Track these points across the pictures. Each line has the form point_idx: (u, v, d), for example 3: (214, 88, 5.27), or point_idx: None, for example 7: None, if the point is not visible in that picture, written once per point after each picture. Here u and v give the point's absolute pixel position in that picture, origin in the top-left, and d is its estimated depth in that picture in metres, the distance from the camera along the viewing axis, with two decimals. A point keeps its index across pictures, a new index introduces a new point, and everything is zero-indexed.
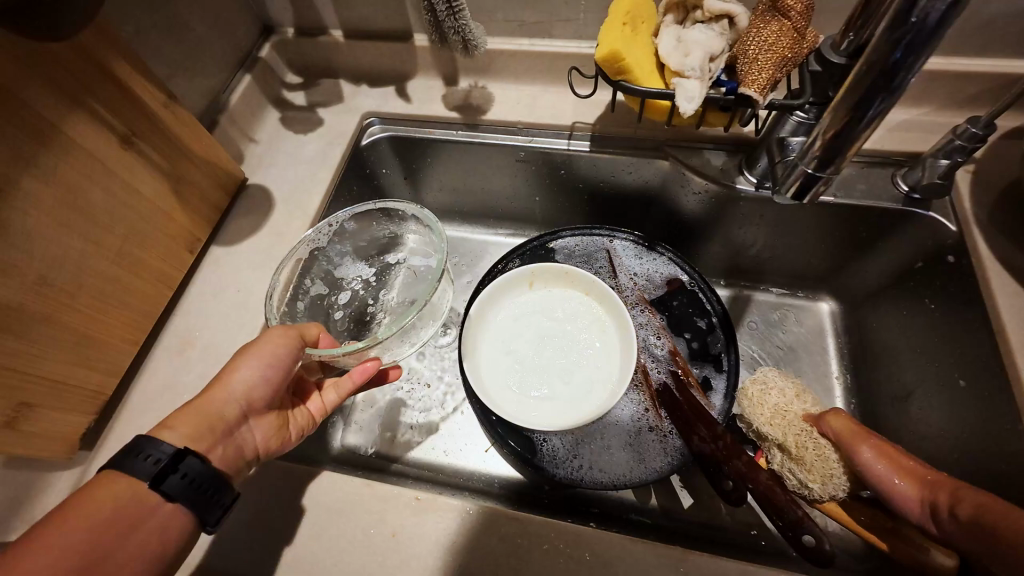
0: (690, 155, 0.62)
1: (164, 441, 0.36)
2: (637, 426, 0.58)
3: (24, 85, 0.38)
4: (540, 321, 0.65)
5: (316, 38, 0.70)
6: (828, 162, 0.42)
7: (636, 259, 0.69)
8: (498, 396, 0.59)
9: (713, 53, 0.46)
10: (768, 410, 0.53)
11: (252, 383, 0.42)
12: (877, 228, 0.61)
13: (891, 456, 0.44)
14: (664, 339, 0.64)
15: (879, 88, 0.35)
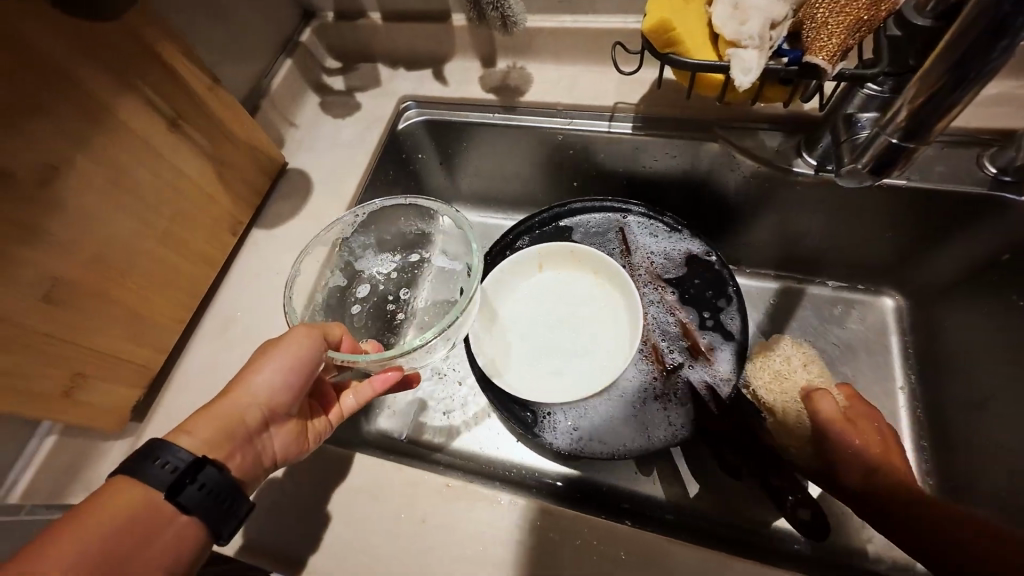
0: (742, 136, 0.58)
1: (182, 447, 0.35)
2: (643, 397, 0.58)
3: (77, 65, 0.40)
4: (547, 301, 0.66)
5: (355, 21, 0.69)
6: (914, 135, 0.37)
7: (653, 238, 0.66)
8: (505, 370, 0.61)
9: (775, 19, 0.42)
10: (770, 375, 0.63)
11: (274, 387, 0.41)
12: (955, 216, 0.54)
13: (862, 439, 0.56)
14: (674, 314, 0.63)
15: (980, 47, 0.31)
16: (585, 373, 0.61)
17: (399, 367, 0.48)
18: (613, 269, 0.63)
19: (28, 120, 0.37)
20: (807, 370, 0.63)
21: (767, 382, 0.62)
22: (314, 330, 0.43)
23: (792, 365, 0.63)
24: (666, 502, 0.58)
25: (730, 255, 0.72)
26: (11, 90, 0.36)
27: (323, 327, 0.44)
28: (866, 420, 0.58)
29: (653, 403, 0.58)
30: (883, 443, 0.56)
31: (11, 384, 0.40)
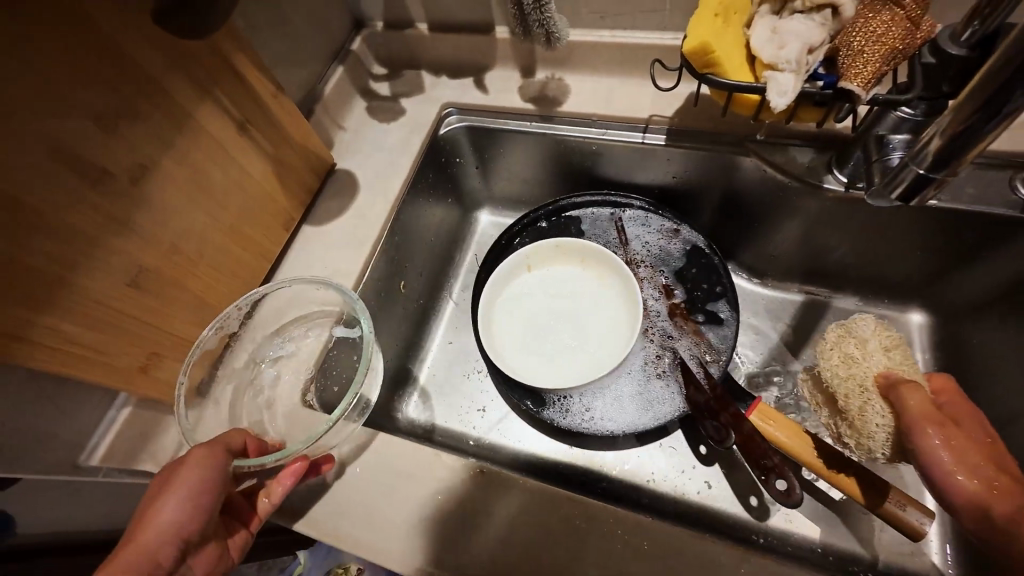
0: (774, 151, 0.60)
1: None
2: (646, 374, 0.63)
3: (170, 77, 0.44)
4: (543, 296, 0.70)
5: (403, 31, 0.73)
6: (941, 165, 0.38)
7: (643, 225, 0.71)
8: (514, 361, 0.65)
9: (812, 44, 0.43)
10: (842, 359, 0.54)
11: (182, 519, 0.39)
12: (985, 237, 0.55)
13: (958, 444, 0.45)
14: (661, 293, 0.68)
15: (1014, 82, 0.32)
16: (586, 359, 0.65)
17: (305, 456, 0.48)
18: (600, 253, 0.67)
19: (118, 124, 0.41)
20: (884, 358, 0.53)
21: (835, 366, 0.54)
22: (214, 448, 0.43)
23: (869, 349, 0.53)
24: (674, 497, 0.62)
25: (756, 266, 0.73)
26: (88, 97, 0.39)
27: (217, 442, 0.44)
28: (959, 413, 0.49)
29: (652, 381, 0.63)
30: (985, 444, 0.46)
31: (100, 358, 0.45)
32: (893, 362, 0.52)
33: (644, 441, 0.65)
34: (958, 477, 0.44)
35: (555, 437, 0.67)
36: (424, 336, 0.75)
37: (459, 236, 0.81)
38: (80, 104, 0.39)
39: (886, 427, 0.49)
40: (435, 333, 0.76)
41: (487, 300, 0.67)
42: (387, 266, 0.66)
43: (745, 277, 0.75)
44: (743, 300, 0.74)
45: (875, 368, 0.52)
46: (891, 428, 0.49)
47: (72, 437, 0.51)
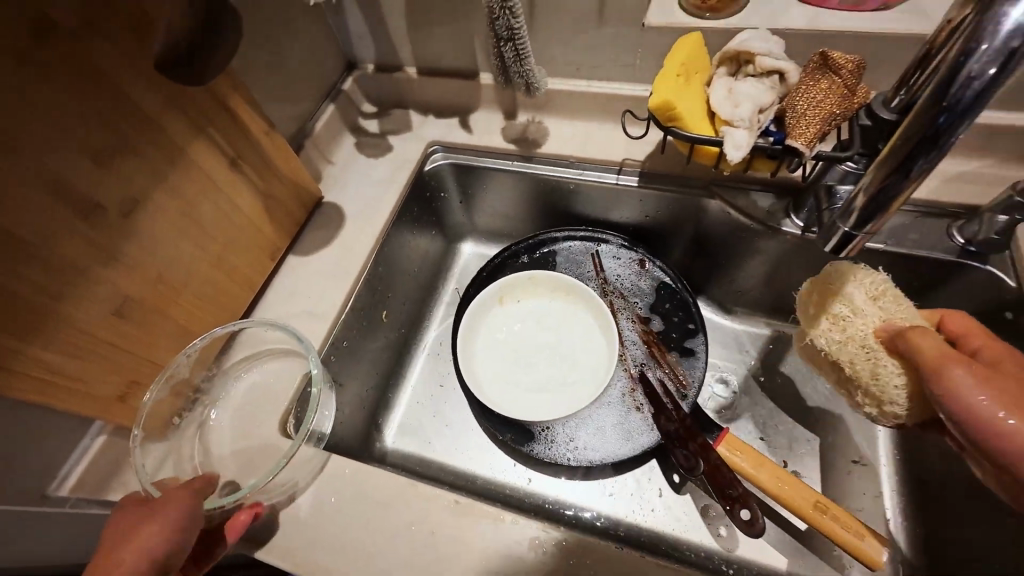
0: (736, 196, 0.64)
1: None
2: (627, 405, 0.65)
3: (166, 118, 0.47)
4: (517, 328, 0.72)
5: (393, 74, 0.77)
6: (862, 222, 0.39)
7: (615, 260, 0.74)
8: (494, 393, 0.67)
9: (761, 106, 0.49)
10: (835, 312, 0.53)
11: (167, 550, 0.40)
12: (929, 279, 0.60)
13: (996, 381, 0.40)
14: (637, 324, 0.71)
15: (922, 150, 0.32)
16: (565, 388, 0.67)
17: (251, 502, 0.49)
18: (570, 286, 0.71)
19: (113, 160, 0.43)
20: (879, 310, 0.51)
21: (830, 332, 0.53)
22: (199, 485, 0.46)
23: (858, 304, 0.52)
24: (647, 529, 0.63)
25: (725, 300, 0.77)
26: (87, 136, 0.41)
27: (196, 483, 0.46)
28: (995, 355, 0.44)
29: (631, 411, 0.65)
30: None
31: (77, 386, 0.45)
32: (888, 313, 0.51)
33: (621, 474, 0.66)
34: (1009, 421, 0.38)
35: (537, 469, 0.68)
36: (404, 365, 0.77)
37: (442, 267, 0.83)
38: (78, 142, 0.40)
39: (903, 385, 0.48)
40: (417, 362, 0.78)
41: (467, 328, 0.69)
42: (369, 296, 0.67)
43: (714, 310, 0.79)
44: (713, 334, 0.78)
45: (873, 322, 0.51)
46: (908, 385, 0.48)
47: (43, 467, 0.51)
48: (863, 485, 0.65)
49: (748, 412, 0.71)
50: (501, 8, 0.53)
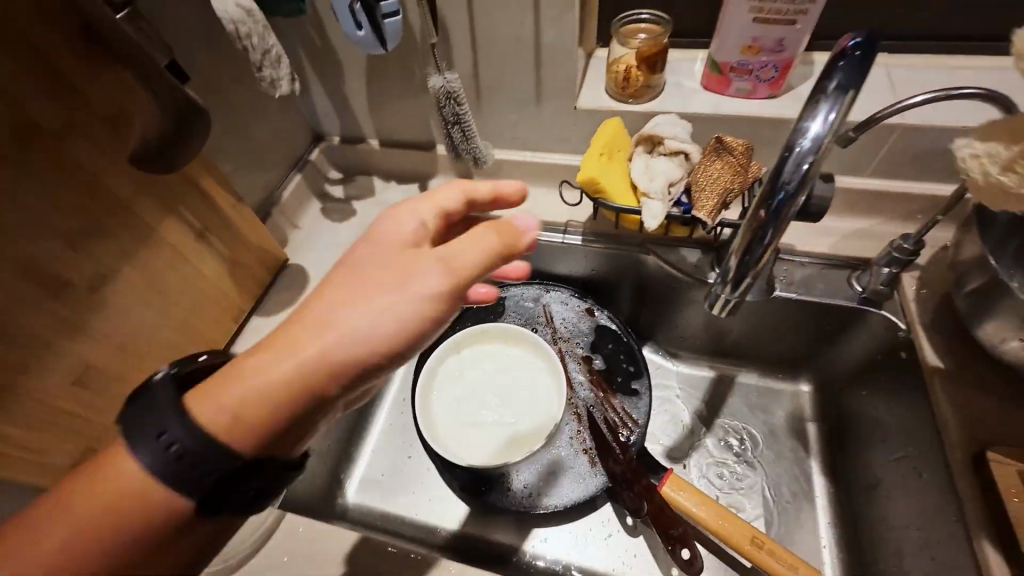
0: (668, 251, 0.72)
1: (187, 420, 0.30)
2: (576, 447, 0.69)
3: (139, 202, 0.51)
4: (474, 374, 0.75)
5: (358, 145, 0.84)
6: (732, 282, 0.44)
7: (564, 306, 0.80)
8: (451, 443, 0.70)
9: (673, 180, 0.56)
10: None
11: (417, 320, 0.34)
12: (838, 322, 0.67)
13: None
14: (584, 367, 0.75)
15: (765, 225, 0.38)
16: (517, 433, 0.70)
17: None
18: (519, 334, 0.75)
19: (86, 243, 0.47)
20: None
21: None
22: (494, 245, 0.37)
23: None
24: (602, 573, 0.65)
25: (672, 346, 0.82)
26: (63, 222, 0.45)
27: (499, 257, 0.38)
28: None
29: (578, 454, 0.69)
30: None
31: (31, 456, 0.46)
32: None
33: (577, 519, 0.69)
34: None
35: (497, 517, 0.70)
36: (366, 420, 0.78)
37: None
38: (53, 227, 0.44)
39: None
40: (381, 415, 0.80)
41: (427, 377, 0.72)
42: None
43: (664, 356, 0.83)
44: (660, 377, 0.81)
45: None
46: None
47: None
48: (802, 519, 0.68)
49: (696, 452, 0.74)
50: (448, 97, 0.61)
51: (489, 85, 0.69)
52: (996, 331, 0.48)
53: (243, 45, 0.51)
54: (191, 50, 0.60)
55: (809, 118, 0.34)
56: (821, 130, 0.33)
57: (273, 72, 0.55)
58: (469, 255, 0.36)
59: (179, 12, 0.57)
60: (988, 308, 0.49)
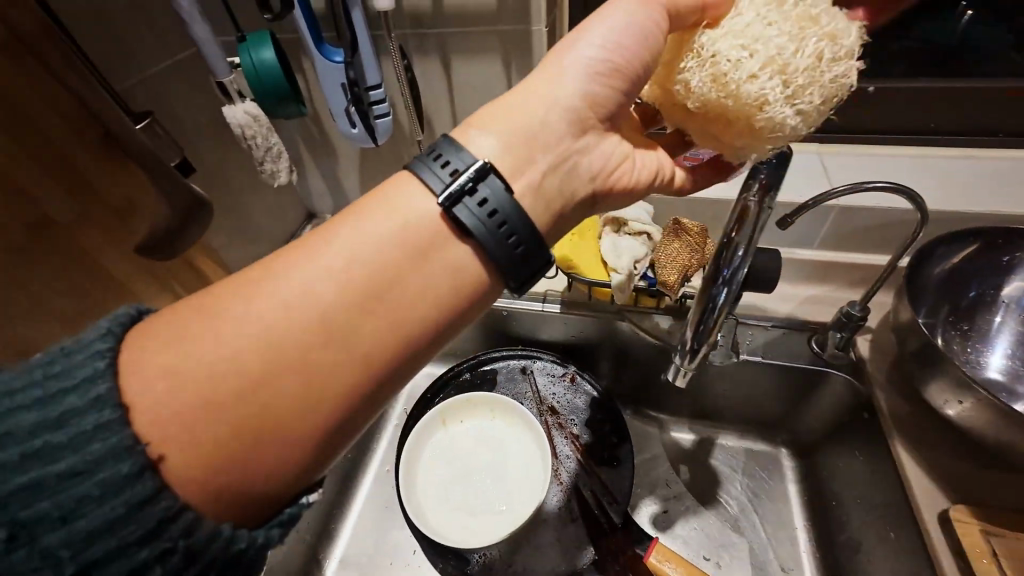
0: (641, 318, 0.76)
1: (465, 152, 0.37)
2: (562, 520, 0.70)
3: (137, 283, 0.54)
4: (462, 449, 0.76)
5: None
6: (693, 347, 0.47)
7: (549, 377, 0.81)
8: (436, 519, 0.69)
9: (638, 257, 0.62)
10: (708, 64, 0.36)
11: (637, 49, 0.39)
12: (803, 384, 0.70)
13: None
14: (570, 438, 0.76)
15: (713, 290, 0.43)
16: (506, 504, 0.70)
17: None
18: (504, 405, 0.77)
19: (81, 324, 0.49)
20: (781, 87, 0.34)
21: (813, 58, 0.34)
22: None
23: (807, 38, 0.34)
24: None
25: (655, 410, 0.84)
26: (65, 308, 0.47)
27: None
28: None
29: (566, 524, 0.69)
30: None
31: None
32: (817, 76, 0.33)
33: None
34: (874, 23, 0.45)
35: None
36: (347, 493, 0.77)
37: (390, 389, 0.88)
38: (55, 315, 0.47)
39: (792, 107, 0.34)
40: (363, 487, 0.79)
41: (411, 447, 0.73)
42: None
43: (647, 421, 0.84)
44: (644, 440, 0.82)
45: (765, 116, 0.34)
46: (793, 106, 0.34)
47: None
48: None
49: (682, 518, 0.74)
50: None
51: None
52: (939, 393, 0.52)
53: (249, 144, 0.57)
54: (201, 144, 0.66)
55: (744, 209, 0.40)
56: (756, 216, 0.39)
57: (273, 166, 0.61)
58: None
59: (194, 113, 0.64)
60: (926, 370, 0.53)
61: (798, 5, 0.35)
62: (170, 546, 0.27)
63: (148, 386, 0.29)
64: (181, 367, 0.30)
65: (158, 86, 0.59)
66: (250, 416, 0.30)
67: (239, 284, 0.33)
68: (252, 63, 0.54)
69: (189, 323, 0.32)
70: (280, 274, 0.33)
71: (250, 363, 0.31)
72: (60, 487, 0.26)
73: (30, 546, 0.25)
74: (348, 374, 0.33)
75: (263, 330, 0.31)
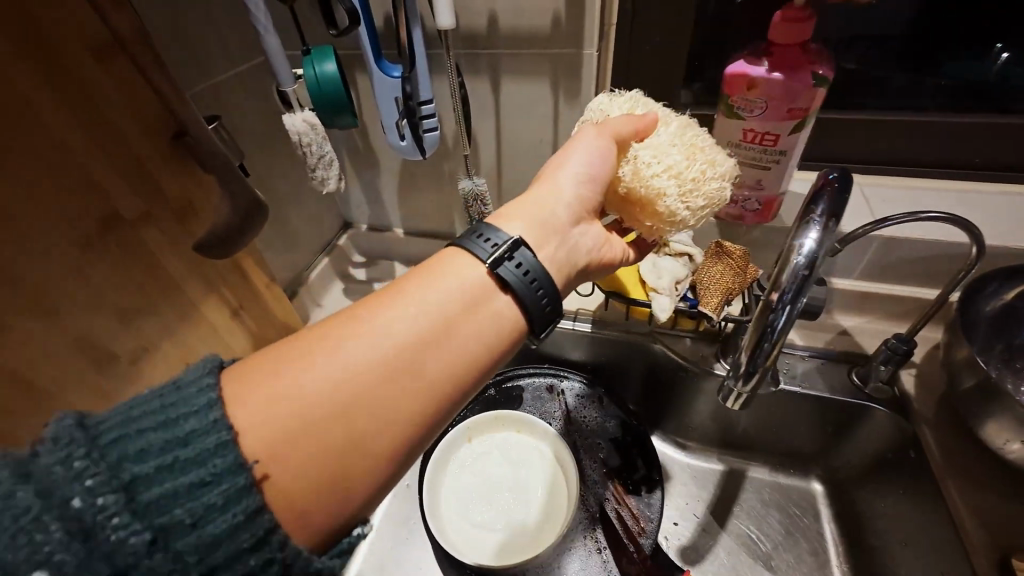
0: (674, 342, 0.75)
1: (501, 231, 0.41)
2: (587, 548, 0.67)
3: (189, 281, 0.55)
4: (485, 468, 0.74)
5: (382, 233, 0.91)
6: (748, 375, 0.46)
7: (575, 395, 0.80)
8: (458, 540, 0.67)
9: (679, 278, 0.61)
10: (631, 163, 0.48)
11: (603, 166, 0.47)
12: (843, 418, 0.68)
13: None
14: (595, 461, 0.75)
15: (766, 320, 0.42)
16: (529, 528, 0.69)
17: None
18: (528, 423, 0.75)
19: (135, 317, 0.50)
20: (677, 188, 0.47)
21: (700, 174, 0.48)
22: (645, 119, 0.50)
23: (695, 161, 0.48)
24: None
25: (681, 436, 0.82)
26: (123, 302, 0.49)
27: (644, 118, 0.50)
28: None
29: (591, 554, 0.67)
30: None
31: None
32: (699, 186, 0.48)
33: None
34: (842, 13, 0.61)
35: None
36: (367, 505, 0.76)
37: None
38: (111, 307, 0.48)
39: (687, 207, 0.48)
40: (382, 500, 0.77)
41: (435, 464, 0.72)
42: None
43: (673, 447, 0.82)
44: (672, 468, 0.80)
45: (668, 205, 0.47)
46: (687, 207, 0.48)
47: None
48: None
49: (711, 552, 0.71)
50: (475, 198, 0.68)
51: (510, 189, 0.77)
52: (998, 432, 0.51)
53: (303, 151, 0.59)
54: (254, 150, 0.68)
55: (802, 235, 0.39)
56: (815, 242, 0.39)
57: (324, 173, 0.62)
58: (620, 127, 0.48)
59: (250, 120, 0.67)
60: (986, 408, 0.51)
61: (691, 135, 0.50)
62: (283, 561, 0.28)
63: (247, 421, 0.30)
64: (273, 405, 0.30)
65: (222, 94, 0.61)
66: (337, 453, 0.31)
67: (317, 332, 0.34)
68: (314, 75, 0.57)
69: (272, 367, 0.32)
70: (355, 322, 0.34)
71: (340, 401, 0.31)
72: (190, 496, 0.26)
73: (166, 553, 0.26)
74: (422, 414, 0.34)
75: (347, 371, 0.32)
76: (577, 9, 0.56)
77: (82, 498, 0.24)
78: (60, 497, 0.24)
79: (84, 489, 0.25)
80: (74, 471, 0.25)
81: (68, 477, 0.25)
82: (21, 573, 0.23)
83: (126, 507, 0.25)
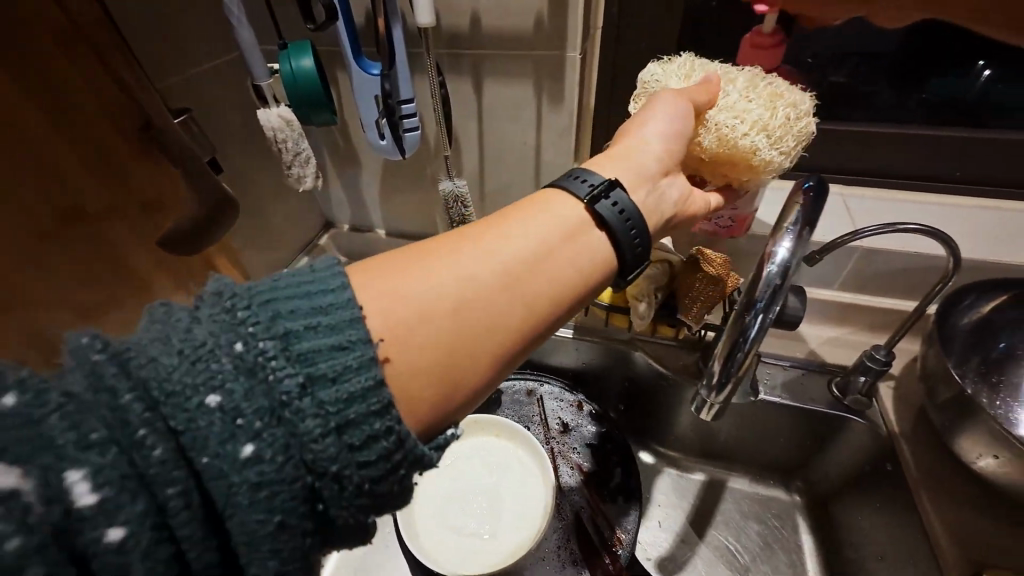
0: (654, 349, 0.75)
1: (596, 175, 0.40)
2: (563, 560, 0.65)
3: (157, 281, 0.54)
4: (463, 472, 0.73)
5: (364, 233, 0.89)
6: (721, 384, 0.45)
7: (557, 401, 0.79)
8: (428, 544, 0.66)
9: (655, 285, 0.61)
10: (712, 129, 0.49)
11: (679, 125, 0.46)
12: (823, 429, 0.68)
13: None
14: (574, 469, 0.73)
15: (740, 328, 0.41)
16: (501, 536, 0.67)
17: None
18: (507, 427, 0.74)
19: (97, 314, 0.49)
20: (766, 139, 0.49)
21: (786, 117, 0.50)
22: (716, 79, 0.51)
23: (777, 109, 0.50)
24: None
25: (663, 445, 0.80)
26: (86, 300, 0.47)
27: (713, 82, 0.50)
28: None
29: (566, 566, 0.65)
30: None
31: None
32: (788, 129, 0.49)
33: None
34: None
35: None
36: None
37: None
38: (72, 305, 0.46)
39: (778, 148, 0.50)
40: None
41: None
42: None
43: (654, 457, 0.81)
44: (652, 477, 0.79)
45: (761, 154, 0.49)
46: (779, 148, 0.50)
47: None
48: None
49: (689, 564, 0.70)
50: (455, 200, 0.67)
51: (493, 192, 0.76)
52: (973, 447, 0.51)
53: (278, 147, 0.58)
54: (231, 145, 0.67)
55: (776, 243, 0.39)
56: (789, 250, 0.38)
57: (300, 171, 0.61)
58: (698, 88, 0.49)
59: (227, 115, 0.65)
60: (961, 422, 0.51)
61: (767, 87, 0.51)
62: (402, 432, 0.26)
63: (377, 307, 0.29)
64: (400, 296, 0.30)
65: (197, 87, 0.60)
66: (451, 350, 0.30)
67: (436, 243, 0.34)
68: (291, 69, 0.55)
69: (396, 266, 0.32)
70: (471, 239, 0.34)
71: (459, 303, 0.31)
72: (328, 356, 0.25)
73: (313, 399, 0.24)
74: (522, 333, 0.33)
75: (464, 277, 0.32)
76: (560, 11, 0.56)
77: (245, 342, 0.25)
78: (227, 340, 0.24)
79: (247, 334, 0.25)
80: (238, 318, 0.25)
81: (231, 325, 0.25)
82: (193, 395, 0.23)
83: (282, 352, 0.25)
